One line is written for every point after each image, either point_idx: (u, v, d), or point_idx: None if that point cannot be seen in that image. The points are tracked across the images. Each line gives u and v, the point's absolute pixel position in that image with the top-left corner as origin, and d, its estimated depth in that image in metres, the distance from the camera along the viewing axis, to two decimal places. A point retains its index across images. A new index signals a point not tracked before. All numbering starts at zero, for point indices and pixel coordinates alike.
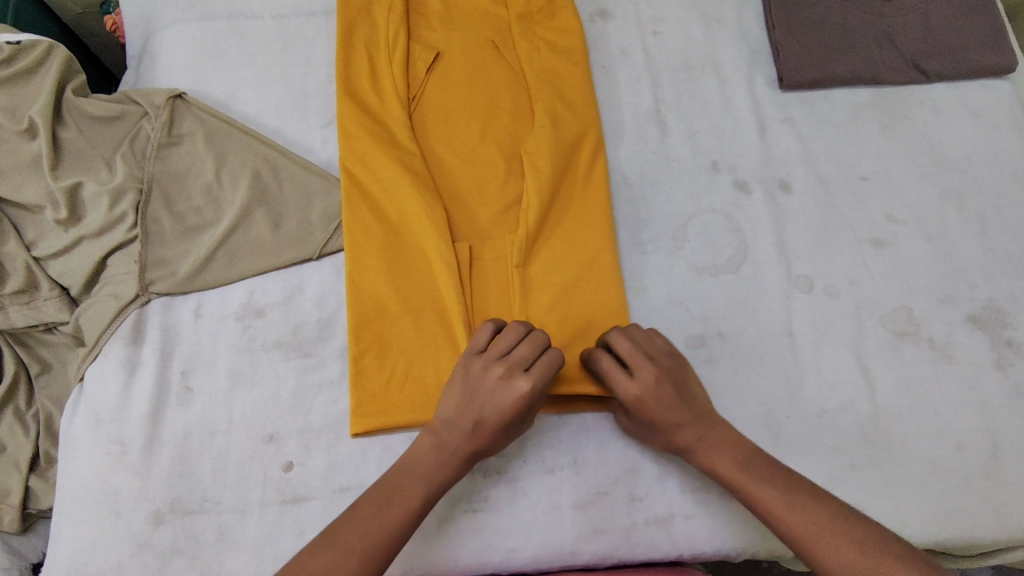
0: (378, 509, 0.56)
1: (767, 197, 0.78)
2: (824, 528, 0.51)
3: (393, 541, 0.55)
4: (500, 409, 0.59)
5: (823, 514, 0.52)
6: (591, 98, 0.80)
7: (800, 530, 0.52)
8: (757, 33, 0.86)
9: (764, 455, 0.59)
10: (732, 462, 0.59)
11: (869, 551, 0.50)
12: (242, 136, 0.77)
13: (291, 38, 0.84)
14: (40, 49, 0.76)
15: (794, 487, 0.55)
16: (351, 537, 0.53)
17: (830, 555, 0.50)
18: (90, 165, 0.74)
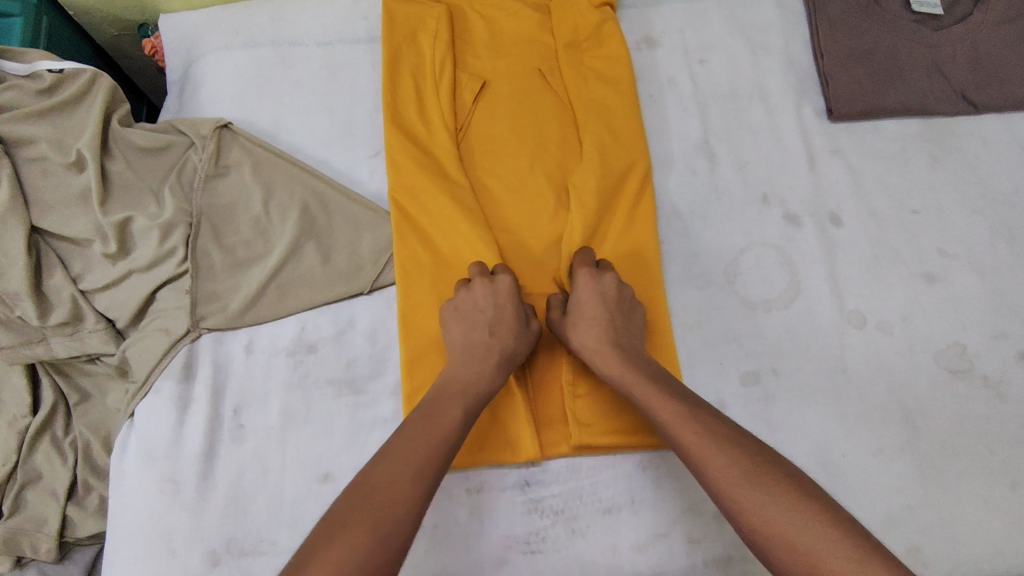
0: (441, 417, 0.57)
1: (818, 230, 0.77)
2: (789, 514, 0.49)
3: (444, 444, 0.56)
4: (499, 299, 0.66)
5: (789, 501, 0.50)
6: (638, 127, 0.79)
7: (761, 512, 0.50)
8: (804, 61, 0.85)
9: (726, 422, 0.56)
10: (693, 428, 0.55)
11: (829, 537, 0.47)
12: (290, 166, 0.77)
13: (336, 66, 0.83)
14: (84, 78, 0.74)
15: (758, 466, 0.52)
16: (404, 446, 0.54)
17: (797, 544, 0.48)
18: (138, 199, 0.73)
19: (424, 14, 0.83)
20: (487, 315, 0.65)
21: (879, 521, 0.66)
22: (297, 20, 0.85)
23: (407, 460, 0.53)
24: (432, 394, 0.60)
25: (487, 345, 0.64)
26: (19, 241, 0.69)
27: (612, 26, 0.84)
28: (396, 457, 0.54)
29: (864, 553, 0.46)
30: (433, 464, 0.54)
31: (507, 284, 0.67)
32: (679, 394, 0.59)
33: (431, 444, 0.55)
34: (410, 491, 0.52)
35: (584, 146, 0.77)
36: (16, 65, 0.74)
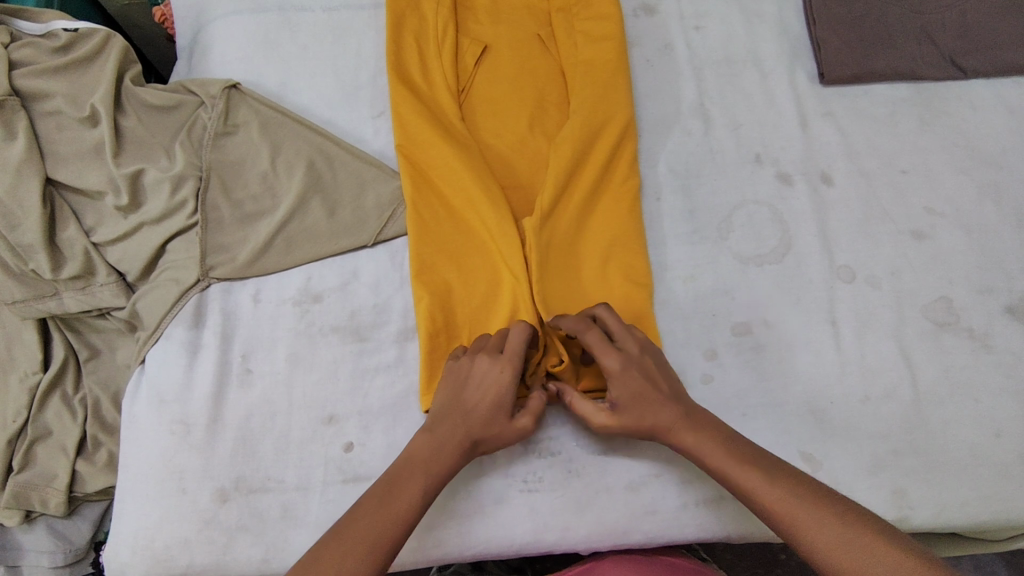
0: (398, 496, 0.57)
1: (811, 190, 0.80)
2: (802, 507, 0.54)
3: (399, 529, 0.55)
4: (489, 382, 0.62)
5: (799, 493, 0.55)
6: (627, 83, 0.81)
7: (777, 504, 0.54)
8: (798, 28, 0.87)
9: (729, 434, 0.61)
10: (713, 445, 0.59)
11: (880, 558, 0.49)
12: (297, 125, 0.80)
13: (340, 31, 0.85)
14: (97, 37, 0.77)
15: (766, 470, 0.57)
16: (364, 521, 0.54)
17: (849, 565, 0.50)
18: (149, 153, 0.75)
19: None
20: (473, 392, 0.62)
21: (867, 465, 0.68)
22: None
23: (362, 539, 0.53)
24: (395, 466, 0.59)
25: (455, 425, 0.61)
26: (35, 192, 0.72)
27: None
28: (353, 531, 0.54)
29: (868, 536, 0.51)
30: (384, 546, 0.54)
31: (506, 376, 0.62)
32: (694, 421, 0.61)
33: (387, 523, 0.55)
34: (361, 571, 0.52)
35: (581, 105, 0.78)
36: (31, 24, 0.77)
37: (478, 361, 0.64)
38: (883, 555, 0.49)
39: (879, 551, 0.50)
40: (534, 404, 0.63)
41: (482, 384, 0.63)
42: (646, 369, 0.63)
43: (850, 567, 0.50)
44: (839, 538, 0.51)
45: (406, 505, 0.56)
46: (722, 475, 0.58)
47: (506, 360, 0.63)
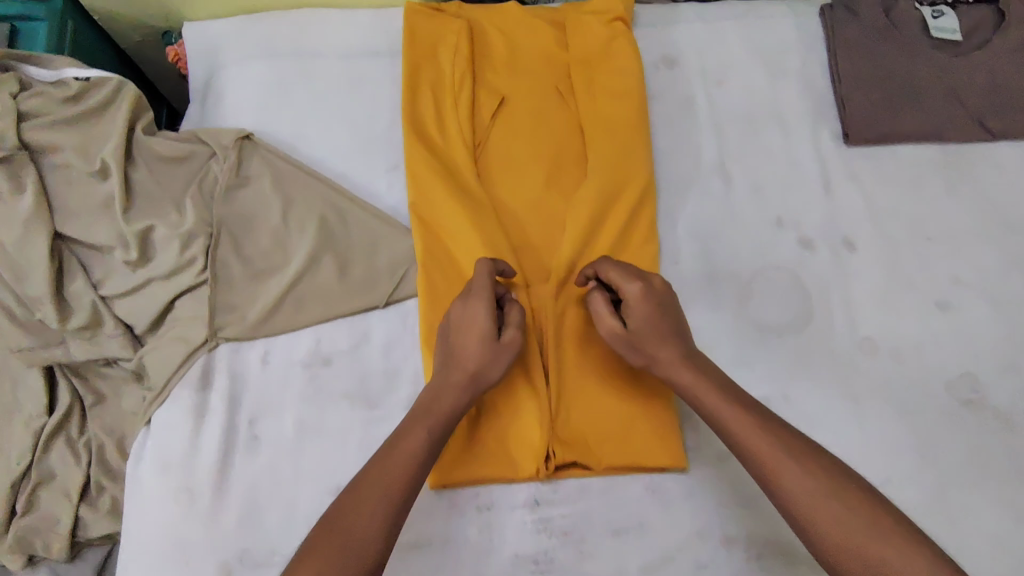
0: (408, 441, 0.57)
1: (833, 256, 0.78)
2: (786, 456, 0.54)
3: (416, 472, 0.56)
4: (475, 320, 0.63)
5: (787, 445, 0.54)
6: (645, 140, 0.79)
7: (763, 454, 0.54)
8: (823, 84, 0.85)
9: (715, 372, 0.61)
10: (705, 384, 0.60)
11: (859, 515, 0.50)
12: (310, 177, 0.78)
13: (356, 79, 0.84)
14: (109, 86, 0.75)
15: (754, 416, 0.57)
16: (376, 471, 0.55)
17: (825, 521, 0.50)
18: (159, 208, 0.74)
19: (444, 33, 0.84)
20: (464, 332, 0.64)
21: None
22: (319, 29, 0.86)
23: (378, 488, 0.54)
24: (407, 418, 0.59)
25: (452, 370, 0.62)
26: (43, 247, 0.71)
27: (625, 42, 0.83)
28: (366, 483, 0.54)
29: (853, 501, 0.51)
30: (403, 486, 0.55)
31: (485, 306, 0.63)
32: (693, 360, 0.62)
33: (400, 469, 0.55)
34: (380, 514, 0.53)
35: (599, 164, 0.77)
36: (41, 70, 0.75)
37: (460, 304, 0.65)
38: (863, 513, 0.50)
39: (857, 510, 0.50)
40: (516, 317, 0.64)
41: (468, 324, 0.64)
42: (665, 305, 0.64)
43: (829, 519, 0.50)
44: (823, 492, 0.51)
45: (414, 448, 0.57)
46: (710, 412, 0.59)
47: (483, 294, 0.64)
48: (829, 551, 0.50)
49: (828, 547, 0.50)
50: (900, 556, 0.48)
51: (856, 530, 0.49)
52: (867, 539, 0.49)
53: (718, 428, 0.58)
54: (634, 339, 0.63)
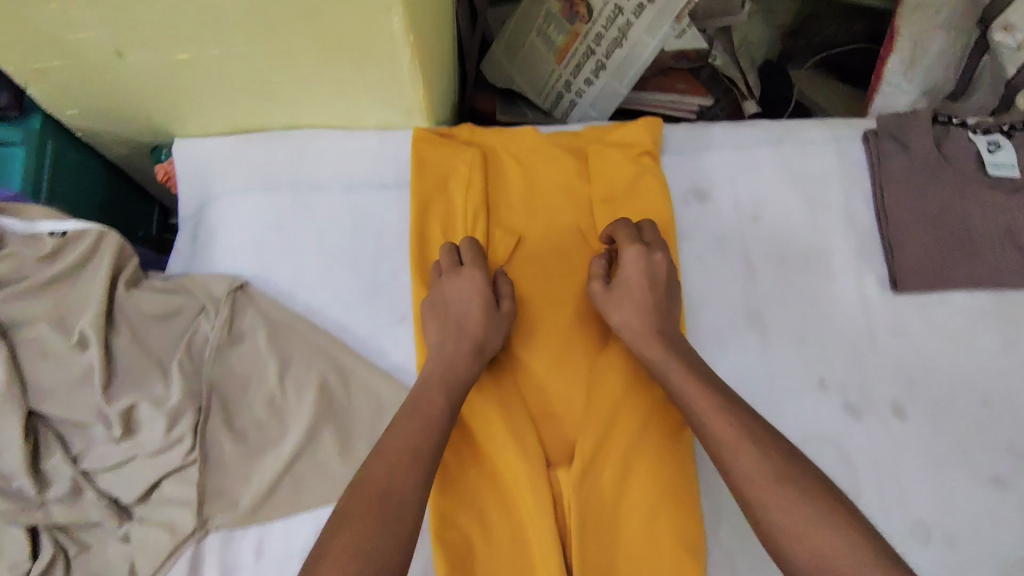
0: (427, 407, 0.61)
1: (881, 424, 0.72)
2: (738, 447, 0.56)
3: (434, 438, 0.59)
4: (466, 292, 0.68)
5: (748, 434, 0.57)
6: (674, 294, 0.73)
7: (726, 437, 0.57)
8: (867, 220, 0.78)
9: (686, 352, 0.65)
10: (681, 372, 0.62)
11: (808, 499, 0.53)
12: (309, 333, 0.72)
13: (360, 215, 0.77)
14: (90, 239, 0.69)
15: (723, 403, 0.60)
16: (398, 443, 0.57)
17: (780, 504, 0.53)
18: (144, 378, 0.67)
19: (454, 164, 0.77)
20: (462, 312, 0.68)
21: None
22: (319, 157, 0.79)
23: (404, 455, 0.57)
24: (416, 390, 0.62)
25: (458, 341, 0.66)
26: (14, 429, 0.64)
27: (652, 179, 0.77)
28: (393, 451, 0.57)
29: (804, 493, 0.53)
30: (428, 456, 0.57)
31: (479, 277, 0.69)
32: (669, 342, 0.65)
33: (422, 433, 0.59)
34: (412, 480, 0.55)
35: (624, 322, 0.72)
36: (13, 222, 0.68)
37: (455, 279, 0.69)
38: (817, 502, 0.53)
39: (812, 500, 0.53)
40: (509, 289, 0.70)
41: (461, 299, 0.68)
42: (653, 282, 0.68)
43: (784, 517, 0.52)
44: (775, 477, 0.54)
45: (436, 412, 0.60)
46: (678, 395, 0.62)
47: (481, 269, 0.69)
48: (784, 547, 0.52)
49: (772, 537, 0.53)
50: (842, 544, 0.50)
51: (812, 517, 0.52)
52: (812, 528, 0.51)
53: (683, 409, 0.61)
54: (632, 305, 0.67)
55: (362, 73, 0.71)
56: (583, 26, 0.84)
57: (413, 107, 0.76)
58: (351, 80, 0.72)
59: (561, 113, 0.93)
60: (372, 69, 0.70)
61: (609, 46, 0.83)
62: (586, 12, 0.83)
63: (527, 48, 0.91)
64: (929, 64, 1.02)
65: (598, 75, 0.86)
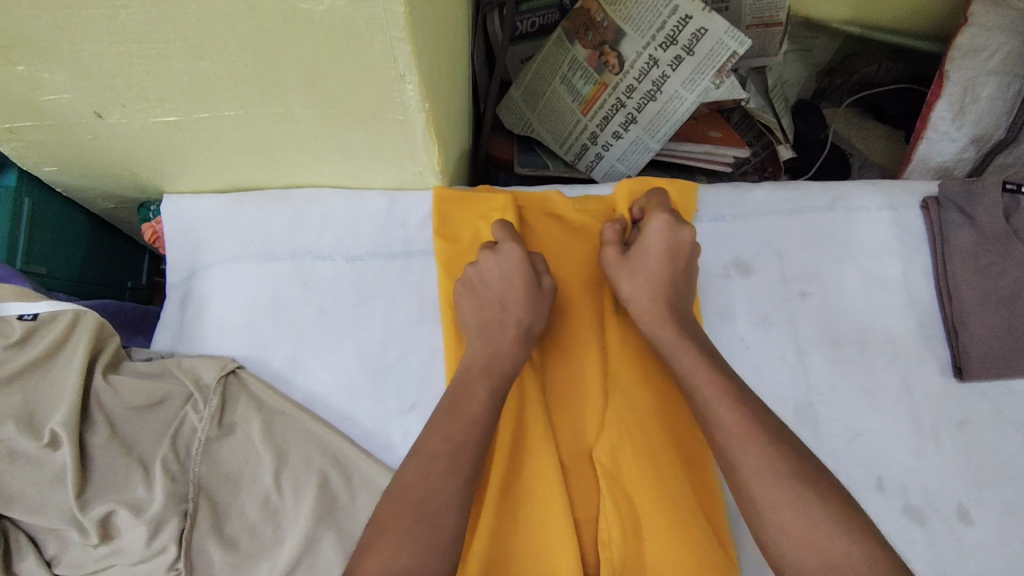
0: (468, 404, 0.58)
1: (947, 532, 0.64)
2: (731, 437, 0.54)
3: (473, 439, 0.56)
4: (507, 273, 0.64)
5: (740, 422, 0.54)
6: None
7: (733, 426, 0.54)
8: (925, 298, 0.71)
9: (716, 356, 0.61)
10: (690, 353, 0.60)
11: (819, 514, 0.49)
12: (309, 424, 0.64)
13: (366, 288, 0.70)
14: (62, 323, 0.62)
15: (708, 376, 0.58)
16: (435, 443, 0.55)
17: (783, 503, 0.50)
18: (124, 479, 0.60)
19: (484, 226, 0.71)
20: (500, 292, 0.64)
21: None
22: (322, 223, 0.71)
23: (439, 456, 0.54)
24: (454, 383, 0.60)
25: (502, 324, 0.63)
26: None
27: None
28: (429, 453, 0.55)
29: (792, 479, 0.51)
30: (467, 457, 0.55)
31: (515, 253, 0.65)
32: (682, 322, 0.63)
33: (462, 434, 0.56)
34: (443, 486, 0.53)
35: (661, 411, 0.65)
36: None
37: (493, 261, 0.65)
38: (834, 514, 0.49)
39: (828, 511, 0.49)
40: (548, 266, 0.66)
41: (500, 278, 0.64)
42: (675, 254, 0.65)
43: (789, 521, 0.49)
44: (783, 478, 0.51)
45: (478, 409, 0.58)
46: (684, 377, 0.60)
47: (516, 248, 0.65)
48: (780, 549, 0.50)
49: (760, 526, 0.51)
50: (841, 545, 0.48)
51: (823, 526, 0.48)
52: (817, 536, 0.48)
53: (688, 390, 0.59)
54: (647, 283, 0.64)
55: (371, 139, 0.64)
56: (613, 77, 0.78)
57: (427, 170, 0.69)
58: (358, 145, 0.65)
59: (585, 166, 0.85)
60: (381, 134, 0.62)
61: (640, 100, 0.78)
62: (617, 62, 0.77)
63: (548, 97, 0.84)
64: (980, 113, 0.92)
65: (628, 128, 0.80)
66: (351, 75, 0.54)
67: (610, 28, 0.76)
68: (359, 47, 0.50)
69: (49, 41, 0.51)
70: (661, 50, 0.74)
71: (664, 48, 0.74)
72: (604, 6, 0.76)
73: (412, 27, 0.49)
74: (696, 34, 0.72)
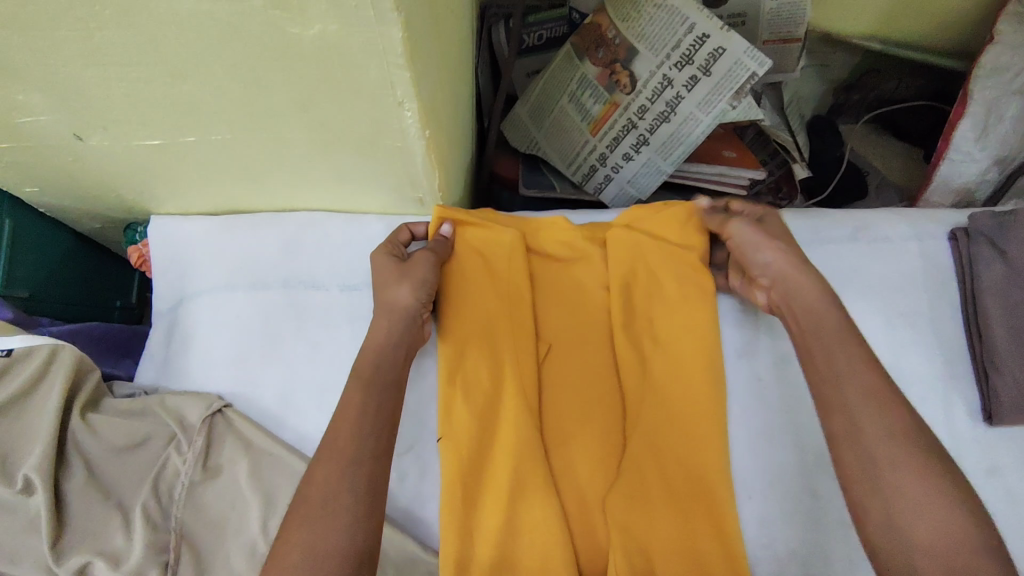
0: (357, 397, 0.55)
1: None
2: (862, 398, 0.49)
3: (368, 430, 0.53)
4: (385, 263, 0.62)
5: (877, 384, 0.50)
6: (721, 424, 0.62)
7: (866, 386, 0.50)
8: (952, 337, 0.67)
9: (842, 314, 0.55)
10: (814, 307, 0.56)
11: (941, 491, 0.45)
12: (298, 468, 0.60)
13: (362, 321, 0.66)
14: (40, 357, 0.59)
15: (843, 338, 0.53)
16: (337, 438, 0.52)
17: (900, 469, 0.46)
18: (101, 526, 0.56)
19: (492, 251, 0.66)
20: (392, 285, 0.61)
21: None
22: (317, 251, 0.68)
23: (337, 449, 0.51)
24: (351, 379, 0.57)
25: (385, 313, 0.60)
26: None
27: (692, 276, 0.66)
28: (328, 449, 0.52)
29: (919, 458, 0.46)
30: (363, 447, 0.52)
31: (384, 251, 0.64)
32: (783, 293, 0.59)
33: (355, 424, 0.53)
34: (335, 478, 0.50)
35: (671, 452, 0.61)
36: None
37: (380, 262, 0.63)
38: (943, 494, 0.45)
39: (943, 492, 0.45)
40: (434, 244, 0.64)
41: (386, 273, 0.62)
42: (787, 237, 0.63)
43: (911, 490, 0.45)
44: (902, 445, 0.47)
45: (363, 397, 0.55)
46: (807, 332, 0.55)
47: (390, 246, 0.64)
48: (895, 519, 0.45)
49: (873, 492, 0.46)
50: (957, 522, 0.43)
51: (943, 505, 0.44)
52: (938, 507, 0.44)
53: (808, 341, 0.54)
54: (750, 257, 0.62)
55: (368, 165, 0.60)
56: (624, 96, 0.74)
57: (427, 196, 0.65)
58: (355, 170, 0.61)
59: (593, 188, 0.82)
60: (379, 160, 0.59)
61: (653, 121, 0.74)
62: (629, 81, 0.73)
63: (555, 115, 0.80)
64: (1004, 133, 0.87)
65: (639, 150, 0.76)
66: (346, 101, 0.50)
67: (622, 46, 0.73)
68: (354, 73, 0.46)
69: (19, 60, 0.47)
70: (675, 69, 0.70)
71: (680, 67, 0.70)
72: (617, 22, 0.73)
73: (412, 53, 0.45)
74: (713, 54, 0.68)
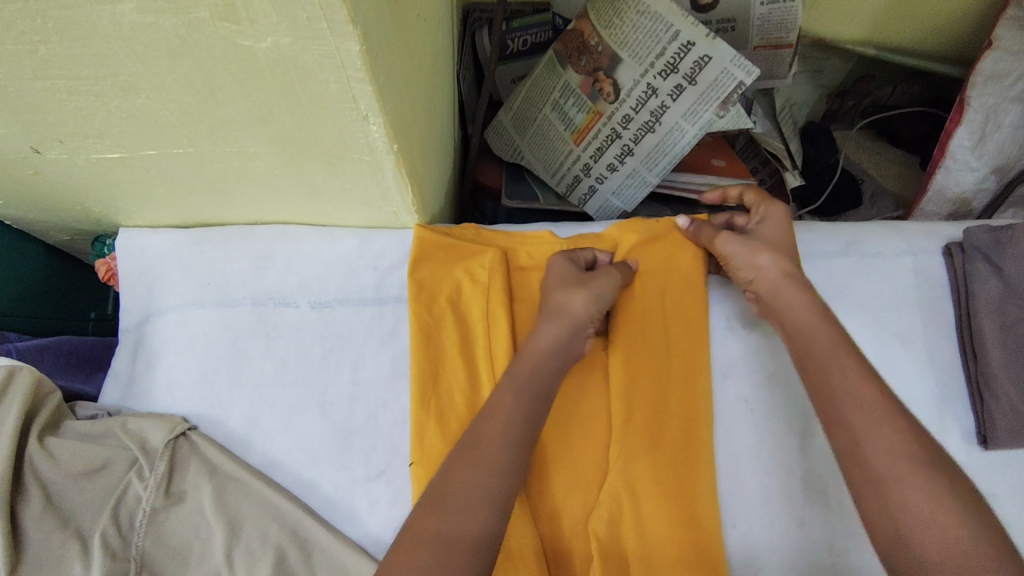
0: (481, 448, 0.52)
1: None
2: (861, 415, 0.50)
3: (479, 481, 0.50)
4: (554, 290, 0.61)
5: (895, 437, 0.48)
6: (709, 434, 0.60)
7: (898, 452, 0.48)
8: (947, 356, 0.65)
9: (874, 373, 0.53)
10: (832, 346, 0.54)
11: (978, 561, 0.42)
12: (264, 492, 0.58)
13: (332, 340, 0.64)
14: None
15: (836, 353, 0.53)
16: (449, 489, 0.50)
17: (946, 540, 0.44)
18: (57, 556, 0.53)
19: (468, 266, 0.64)
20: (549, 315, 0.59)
21: None
22: (287, 267, 0.65)
23: (446, 501, 0.49)
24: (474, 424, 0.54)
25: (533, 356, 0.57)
26: None
27: (681, 279, 0.64)
28: (442, 497, 0.50)
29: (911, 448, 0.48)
30: (475, 495, 0.50)
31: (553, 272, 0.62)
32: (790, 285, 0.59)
33: (470, 471, 0.51)
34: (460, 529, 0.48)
35: (658, 467, 0.58)
36: None
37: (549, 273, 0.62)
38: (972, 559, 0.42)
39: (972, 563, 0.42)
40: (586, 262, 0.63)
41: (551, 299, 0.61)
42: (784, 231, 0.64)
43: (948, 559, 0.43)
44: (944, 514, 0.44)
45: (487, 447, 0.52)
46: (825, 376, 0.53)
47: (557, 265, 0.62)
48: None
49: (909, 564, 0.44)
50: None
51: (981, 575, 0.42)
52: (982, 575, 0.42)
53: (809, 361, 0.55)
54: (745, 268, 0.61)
55: (338, 179, 0.57)
56: (607, 105, 0.72)
57: (401, 209, 0.63)
58: (325, 184, 0.58)
59: (578, 199, 0.80)
60: (347, 174, 0.56)
61: (637, 131, 0.71)
62: (611, 89, 0.71)
63: (538, 123, 0.78)
64: (1002, 142, 0.84)
65: (624, 160, 0.74)
66: (306, 115, 0.47)
67: (604, 53, 0.70)
68: (313, 86, 0.44)
69: None
70: (659, 78, 0.68)
71: (664, 76, 0.67)
72: (599, 29, 0.70)
73: (372, 64, 0.42)
74: (698, 62, 0.65)
